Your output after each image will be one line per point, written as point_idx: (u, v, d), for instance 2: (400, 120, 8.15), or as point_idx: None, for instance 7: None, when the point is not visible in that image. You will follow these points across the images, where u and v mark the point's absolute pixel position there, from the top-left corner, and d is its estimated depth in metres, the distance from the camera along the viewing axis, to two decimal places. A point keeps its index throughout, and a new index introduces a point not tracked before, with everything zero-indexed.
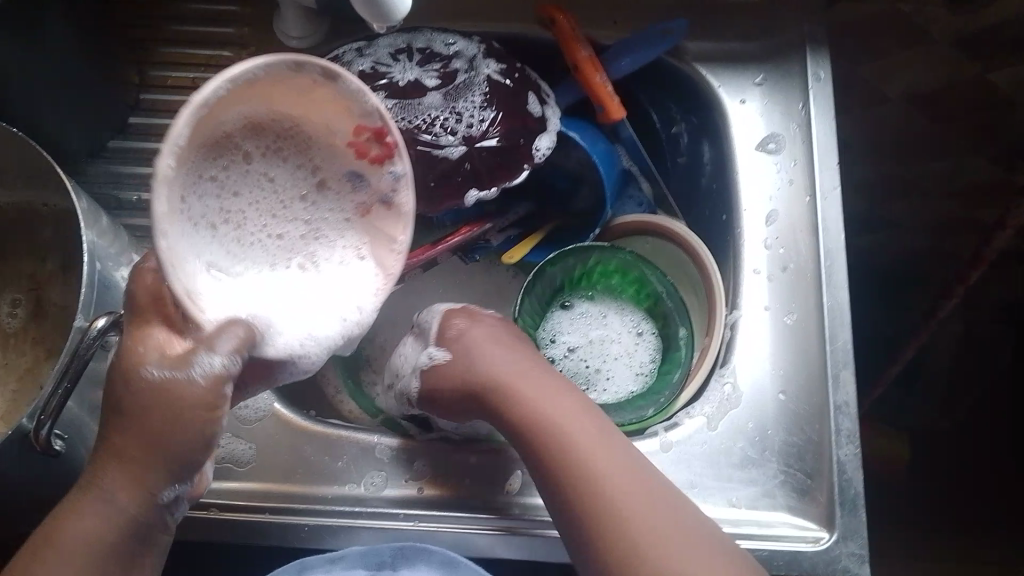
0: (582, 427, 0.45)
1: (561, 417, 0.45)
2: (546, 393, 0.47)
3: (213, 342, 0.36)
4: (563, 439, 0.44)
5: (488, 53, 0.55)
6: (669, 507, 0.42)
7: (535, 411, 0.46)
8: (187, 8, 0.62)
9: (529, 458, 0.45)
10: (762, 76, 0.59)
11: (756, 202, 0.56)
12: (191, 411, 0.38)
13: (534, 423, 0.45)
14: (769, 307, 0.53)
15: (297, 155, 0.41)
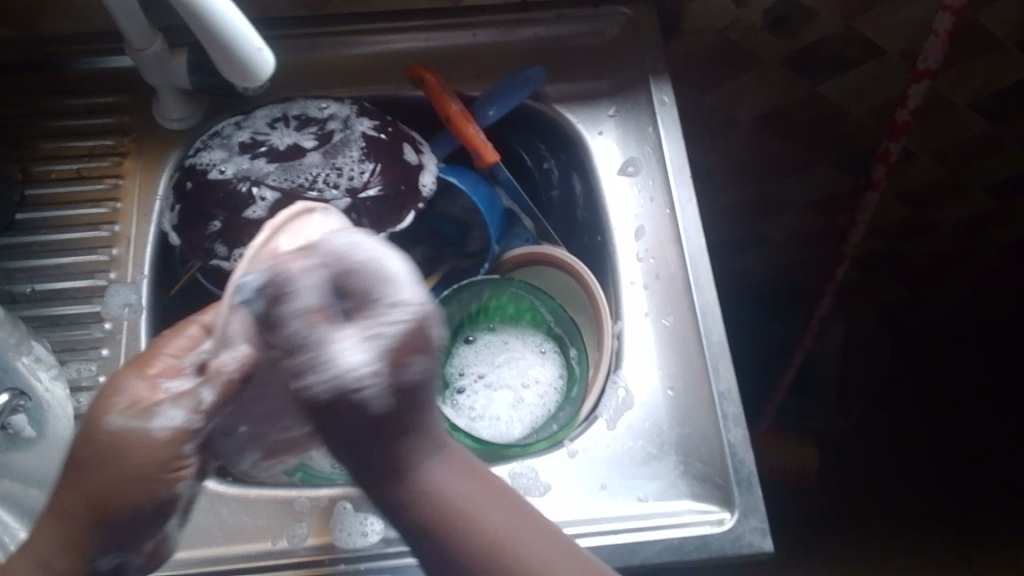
0: (489, 513, 0.36)
1: (482, 517, 0.36)
2: (442, 481, 0.37)
3: (182, 396, 0.41)
4: (482, 536, 0.36)
5: (360, 112, 0.59)
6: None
7: (431, 504, 0.36)
8: (62, 104, 0.64)
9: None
10: (615, 109, 0.66)
11: (625, 219, 0.61)
12: (148, 463, 0.40)
13: (444, 524, 0.36)
14: (649, 313, 0.58)
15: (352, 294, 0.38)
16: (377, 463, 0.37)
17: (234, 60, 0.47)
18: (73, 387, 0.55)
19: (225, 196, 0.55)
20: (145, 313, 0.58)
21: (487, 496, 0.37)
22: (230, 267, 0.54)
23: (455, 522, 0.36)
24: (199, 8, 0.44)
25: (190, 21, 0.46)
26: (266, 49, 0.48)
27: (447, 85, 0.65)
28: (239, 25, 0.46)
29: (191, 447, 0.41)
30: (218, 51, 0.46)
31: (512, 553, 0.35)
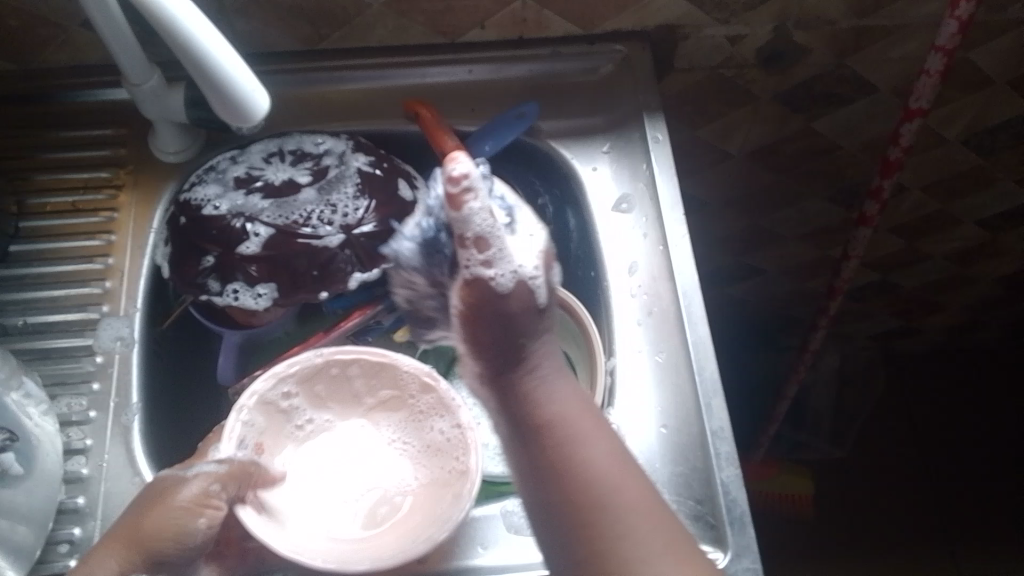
0: (594, 440, 0.43)
1: (579, 464, 0.42)
2: (564, 407, 0.43)
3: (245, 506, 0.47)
4: (572, 449, 0.42)
5: (355, 148, 0.59)
6: (666, 521, 0.42)
7: (545, 407, 0.43)
8: (59, 137, 0.64)
9: (549, 480, 0.42)
10: (609, 145, 0.67)
11: (617, 255, 0.62)
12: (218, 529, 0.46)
13: (541, 417, 0.43)
14: (643, 349, 0.58)
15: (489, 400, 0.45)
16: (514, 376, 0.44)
17: (227, 99, 0.47)
18: (62, 421, 0.55)
19: (218, 232, 0.54)
20: (137, 347, 0.58)
21: (602, 436, 0.43)
22: (223, 303, 0.55)
23: (559, 437, 0.42)
24: (194, 46, 0.44)
25: (184, 62, 0.46)
26: (262, 90, 0.48)
27: (442, 120, 0.65)
28: (236, 69, 0.46)
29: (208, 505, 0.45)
30: (213, 89, 0.47)
31: (586, 468, 0.42)
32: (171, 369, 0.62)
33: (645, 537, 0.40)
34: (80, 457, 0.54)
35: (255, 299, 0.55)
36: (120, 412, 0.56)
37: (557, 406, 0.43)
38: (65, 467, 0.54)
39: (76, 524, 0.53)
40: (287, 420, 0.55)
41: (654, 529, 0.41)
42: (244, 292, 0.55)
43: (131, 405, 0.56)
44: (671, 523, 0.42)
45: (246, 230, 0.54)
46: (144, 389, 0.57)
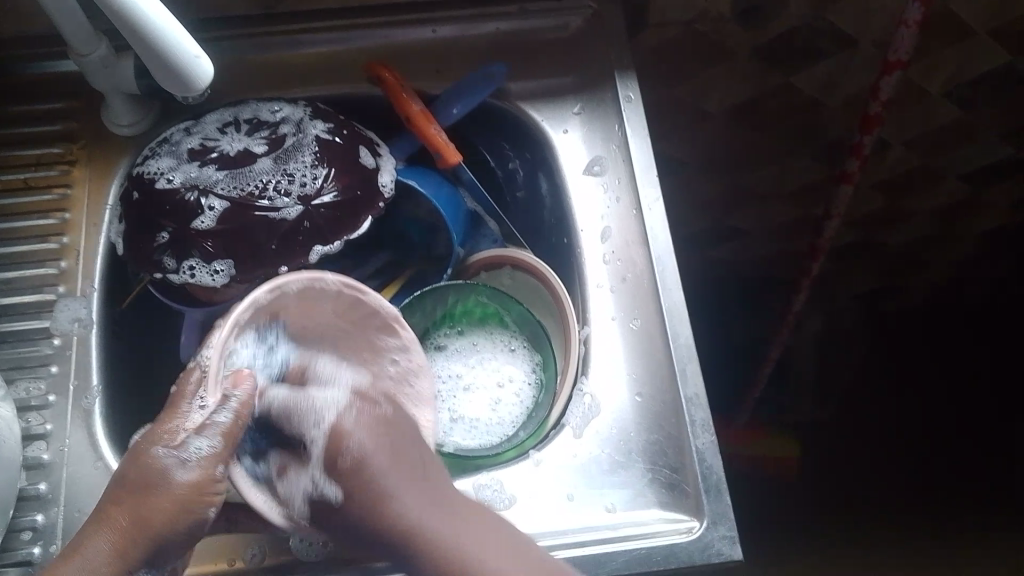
0: (415, 497, 0.43)
1: (406, 523, 0.42)
2: (382, 476, 0.43)
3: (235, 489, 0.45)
4: (392, 510, 0.42)
5: (313, 115, 0.57)
6: (519, 551, 0.42)
7: (358, 485, 0.42)
8: (6, 113, 0.62)
9: (400, 546, 0.42)
10: (580, 106, 0.64)
11: (589, 221, 0.60)
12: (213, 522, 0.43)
13: (366, 496, 0.42)
14: (616, 317, 0.57)
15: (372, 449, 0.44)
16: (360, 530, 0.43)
17: (169, 69, 0.45)
18: (21, 407, 0.53)
19: (173, 207, 0.52)
20: (96, 328, 0.56)
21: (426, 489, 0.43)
22: (179, 280, 0.53)
23: (376, 506, 0.42)
24: (132, 17, 0.42)
25: (120, 28, 0.44)
26: (205, 56, 0.46)
27: (406, 84, 0.63)
28: (176, 32, 0.44)
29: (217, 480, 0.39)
30: (153, 59, 0.45)
31: (414, 530, 0.42)
32: (132, 349, 0.60)
33: (491, 552, 0.41)
34: (41, 443, 0.53)
35: (212, 276, 0.53)
36: (80, 395, 0.54)
37: (355, 477, 0.43)
38: (25, 453, 0.52)
39: (38, 511, 0.51)
40: None
41: (500, 554, 0.41)
42: (200, 269, 0.53)
43: (92, 388, 0.54)
44: (521, 551, 0.42)
45: (201, 204, 0.52)
46: (104, 371, 0.56)
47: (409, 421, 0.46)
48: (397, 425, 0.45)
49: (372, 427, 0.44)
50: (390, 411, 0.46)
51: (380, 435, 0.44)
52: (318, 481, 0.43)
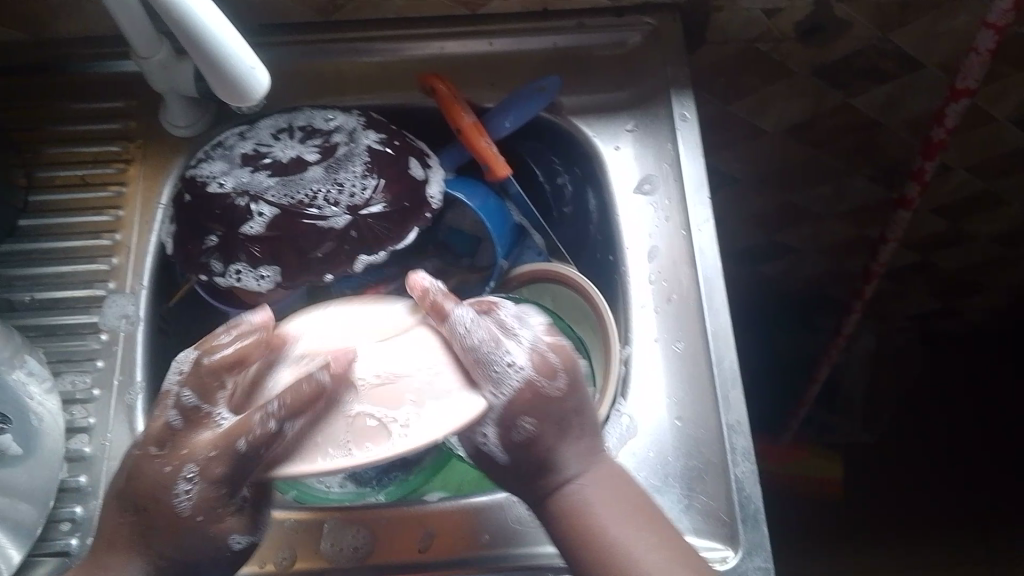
0: (622, 524, 0.42)
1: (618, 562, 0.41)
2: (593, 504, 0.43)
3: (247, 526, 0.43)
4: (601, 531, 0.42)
5: (367, 125, 0.57)
6: (671, 546, 0.43)
7: (568, 519, 0.43)
8: (69, 108, 0.63)
9: (576, 539, 0.42)
10: (633, 123, 0.63)
11: (636, 240, 0.59)
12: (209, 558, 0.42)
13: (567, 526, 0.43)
14: (657, 337, 0.55)
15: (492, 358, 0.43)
16: (541, 483, 0.44)
17: (226, 80, 0.46)
18: (66, 398, 0.54)
19: (223, 212, 0.53)
20: (142, 325, 0.57)
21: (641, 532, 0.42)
22: (224, 284, 0.53)
23: (586, 534, 0.42)
24: (192, 27, 0.43)
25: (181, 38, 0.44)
26: (263, 70, 0.47)
27: (459, 94, 0.63)
28: (234, 46, 0.44)
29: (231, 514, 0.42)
30: (213, 70, 0.45)
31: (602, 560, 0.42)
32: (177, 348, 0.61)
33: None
34: (84, 436, 0.54)
35: (258, 280, 0.53)
36: (123, 390, 0.55)
37: (568, 509, 0.43)
38: (68, 446, 0.53)
39: (77, 503, 0.52)
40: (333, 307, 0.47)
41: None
42: (246, 275, 0.53)
43: (136, 383, 0.55)
44: (694, 564, 0.42)
45: (251, 209, 0.52)
46: (148, 368, 0.56)
47: (576, 396, 0.44)
48: (547, 408, 0.43)
49: (567, 372, 0.43)
50: (560, 387, 0.43)
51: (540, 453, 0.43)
52: (485, 436, 0.43)
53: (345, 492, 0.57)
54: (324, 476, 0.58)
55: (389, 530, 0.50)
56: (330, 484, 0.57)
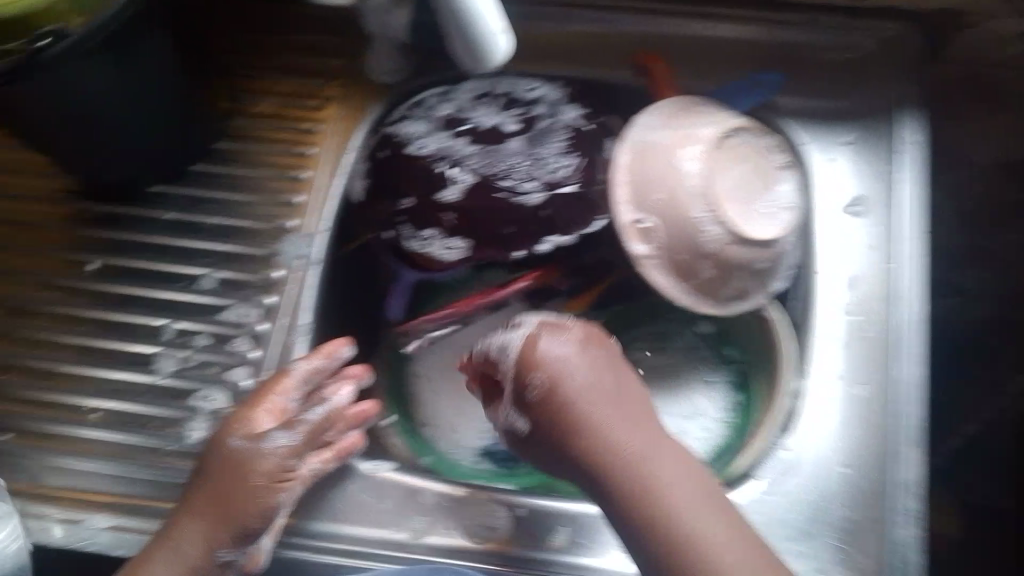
0: (646, 437, 0.43)
1: (657, 487, 0.41)
2: (625, 434, 0.43)
3: (290, 425, 0.48)
4: (622, 453, 0.42)
5: (566, 99, 0.59)
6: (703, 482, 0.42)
7: (566, 420, 0.43)
8: (278, 37, 0.63)
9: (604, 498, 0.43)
10: (855, 136, 0.58)
11: (835, 264, 0.55)
12: (257, 484, 0.45)
13: (569, 428, 0.43)
14: (842, 376, 0.52)
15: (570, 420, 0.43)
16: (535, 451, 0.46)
17: (468, 46, 0.48)
18: (232, 326, 0.55)
19: (423, 175, 0.56)
20: (317, 268, 0.57)
21: (677, 452, 0.43)
22: (415, 246, 0.56)
23: (623, 464, 0.42)
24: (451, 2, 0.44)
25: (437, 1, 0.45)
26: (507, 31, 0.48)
27: (672, 80, 0.59)
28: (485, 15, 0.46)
29: (256, 442, 0.46)
30: (455, 27, 0.47)
31: (647, 464, 0.42)
32: None
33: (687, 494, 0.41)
34: (243, 369, 0.54)
35: (446, 249, 0.56)
36: (290, 331, 0.55)
37: (560, 392, 0.43)
38: (228, 375, 0.54)
39: None
40: (767, 157, 0.52)
41: (774, 564, 0.41)
42: (437, 240, 0.56)
43: (303, 325, 0.55)
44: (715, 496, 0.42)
45: (451, 176, 0.55)
46: (316, 311, 0.56)
47: (626, 370, 0.46)
48: (609, 371, 0.45)
49: (552, 373, 0.43)
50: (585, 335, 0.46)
51: (606, 365, 0.45)
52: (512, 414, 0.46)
53: (482, 469, 0.56)
54: (459, 446, 0.57)
55: (525, 519, 0.49)
56: (465, 456, 0.56)
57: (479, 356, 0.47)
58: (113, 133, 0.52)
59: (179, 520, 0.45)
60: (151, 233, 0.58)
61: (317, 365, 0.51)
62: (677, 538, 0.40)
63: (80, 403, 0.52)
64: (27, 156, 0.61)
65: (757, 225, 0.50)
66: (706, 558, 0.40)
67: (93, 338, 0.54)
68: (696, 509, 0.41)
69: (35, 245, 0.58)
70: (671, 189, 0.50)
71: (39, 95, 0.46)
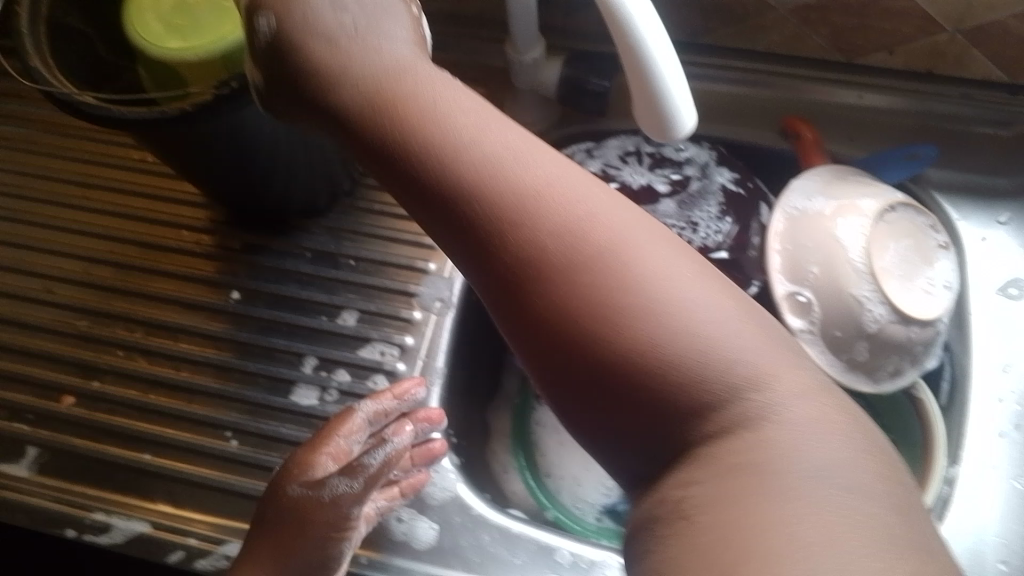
0: (665, 255, 0.31)
1: (678, 333, 0.30)
2: (617, 226, 0.32)
3: (350, 471, 0.47)
4: (592, 245, 0.31)
5: (719, 160, 0.56)
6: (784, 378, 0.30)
7: (456, 165, 0.32)
8: None
9: (622, 366, 0.30)
10: (1007, 216, 0.58)
11: (991, 348, 0.53)
12: (315, 532, 0.46)
13: (496, 204, 0.32)
14: (998, 467, 0.49)
15: (570, 207, 0.32)
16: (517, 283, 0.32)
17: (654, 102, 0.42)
18: (371, 363, 0.55)
19: None
20: (454, 311, 0.57)
21: (717, 271, 0.32)
22: None
23: (597, 261, 0.31)
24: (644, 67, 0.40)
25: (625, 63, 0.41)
26: (690, 109, 0.43)
27: (822, 146, 0.59)
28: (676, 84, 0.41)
29: (314, 491, 0.47)
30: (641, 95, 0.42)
31: (640, 291, 0.30)
32: (475, 336, 0.61)
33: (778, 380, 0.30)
34: None
35: None
36: (426, 373, 0.55)
37: (447, 120, 0.33)
38: None
39: None
40: (926, 235, 0.51)
41: (854, 446, 0.29)
42: None
43: (437, 368, 0.55)
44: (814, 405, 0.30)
45: None
46: (451, 353, 0.56)
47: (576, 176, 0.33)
48: (577, 190, 0.32)
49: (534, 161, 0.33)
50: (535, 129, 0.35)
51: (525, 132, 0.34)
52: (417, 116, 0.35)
53: (604, 527, 0.57)
54: (582, 501, 0.58)
55: None
56: (586, 513, 0.58)
57: (349, 91, 0.35)
58: (270, 176, 0.54)
59: (243, 564, 0.47)
60: (293, 265, 0.59)
61: (381, 405, 0.51)
62: (719, 384, 0.29)
63: (223, 428, 0.54)
64: (180, 182, 0.63)
65: (920, 306, 0.49)
66: (768, 430, 0.29)
67: (236, 365, 0.56)
68: (755, 348, 0.30)
69: (181, 270, 0.59)
70: (835, 264, 0.49)
71: (220, 142, 0.48)
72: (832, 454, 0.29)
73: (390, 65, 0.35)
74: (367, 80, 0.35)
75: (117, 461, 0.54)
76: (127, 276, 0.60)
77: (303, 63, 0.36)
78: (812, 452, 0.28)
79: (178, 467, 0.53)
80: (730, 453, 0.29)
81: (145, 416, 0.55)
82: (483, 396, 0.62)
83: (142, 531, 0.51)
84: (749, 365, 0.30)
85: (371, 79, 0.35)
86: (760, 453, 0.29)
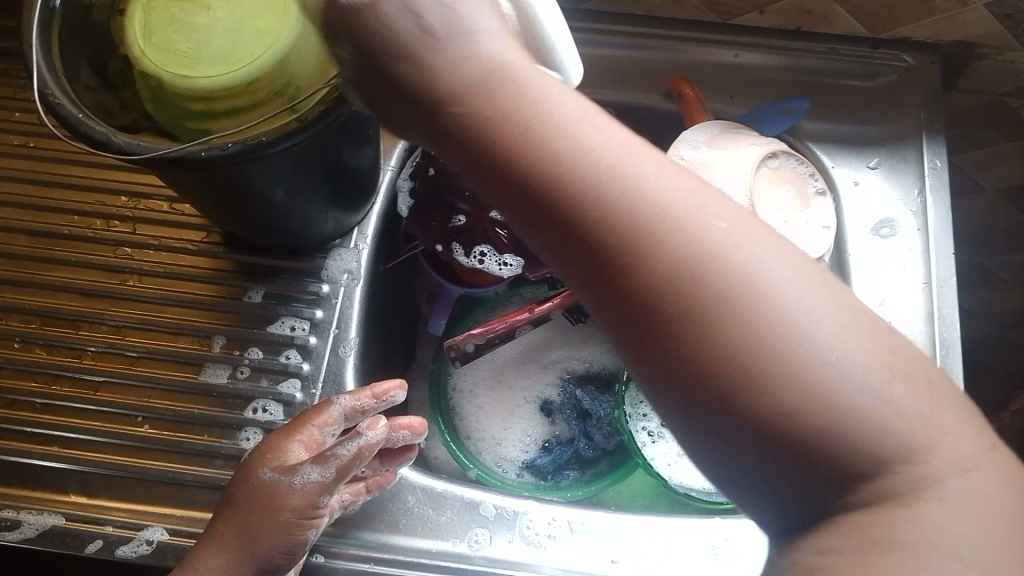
0: (825, 311, 0.29)
1: (820, 382, 0.28)
2: (792, 290, 0.29)
3: (321, 459, 0.45)
4: (753, 304, 0.28)
5: None
6: (913, 392, 0.28)
7: (613, 217, 0.30)
8: None
9: (742, 377, 0.28)
10: (877, 160, 0.61)
11: (868, 285, 0.57)
12: (285, 520, 0.45)
13: (602, 220, 0.30)
14: None
15: (677, 210, 0.30)
16: (616, 283, 0.30)
17: None
18: (282, 341, 0.55)
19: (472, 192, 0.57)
20: (362, 283, 0.57)
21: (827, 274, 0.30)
22: (468, 263, 0.59)
23: (695, 258, 0.29)
24: None
25: None
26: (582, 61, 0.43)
27: (705, 103, 0.62)
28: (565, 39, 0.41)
29: (286, 478, 0.45)
30: None
31: (786, 343, 0.28)
32: (384, 305, 0.61)
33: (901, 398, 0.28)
34: (296, 382, 0.54)
35: (499, 266, 0.59)
36: (338, 345, 0.55)
37: (570, 142, 0.31)
38: (280, 388, 0.54)
39: None
40: (805, 181, 0.54)
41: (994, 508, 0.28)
42: (489, 257, 0.59)
43: (350, 339, 0.56)
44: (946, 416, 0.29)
45: None
46: (362, 326, 0.57)
47: (684, 178, 0.31)
48: (682, 191, 0.30)
49: (626, 150, 0.31)
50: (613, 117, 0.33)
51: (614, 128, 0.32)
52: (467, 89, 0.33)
53: (523, 481, 0.59)
54: (503, 459, 0.60)
55: (583, 532, 0.50)
56: (507, 470, 0.60)
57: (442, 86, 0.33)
58: (312, 203, 0.51)
59: (206, 546, 0.46)
60: (194, 244, 0.58)
61: (356, 398, 0.50)
62: (880, 453, 0.28)
63: (134, 415, 0.53)
64: (68, 167, 0.61)
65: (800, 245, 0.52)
66: (915, 491, 0.28)
67: (142, 352, 0.55)
68: (903, 398, 0.28)
69: (78, 258, 0.58)
70: None
71: (253, 183, 0.46)
72: (973, 531, 0.27)
73: (508, 78, 0.32)
74: (467, 84, 0.32)
75: (22, 458, 0.52)
76: (20, 267, 0.58)
77: (399, 73, 0.34)
78: (951, 530, 0.27)
79: (88, 456, 0.52)
80: (872, 524, 0.28)
81: (48, 411, 0.53)
82: (397, 367, 0.63)
83: (55, 524, 0.51)
84: (908, 432, 0.28)
85: (479, 93, 0.32)
86: (911, 524, 0.28)
